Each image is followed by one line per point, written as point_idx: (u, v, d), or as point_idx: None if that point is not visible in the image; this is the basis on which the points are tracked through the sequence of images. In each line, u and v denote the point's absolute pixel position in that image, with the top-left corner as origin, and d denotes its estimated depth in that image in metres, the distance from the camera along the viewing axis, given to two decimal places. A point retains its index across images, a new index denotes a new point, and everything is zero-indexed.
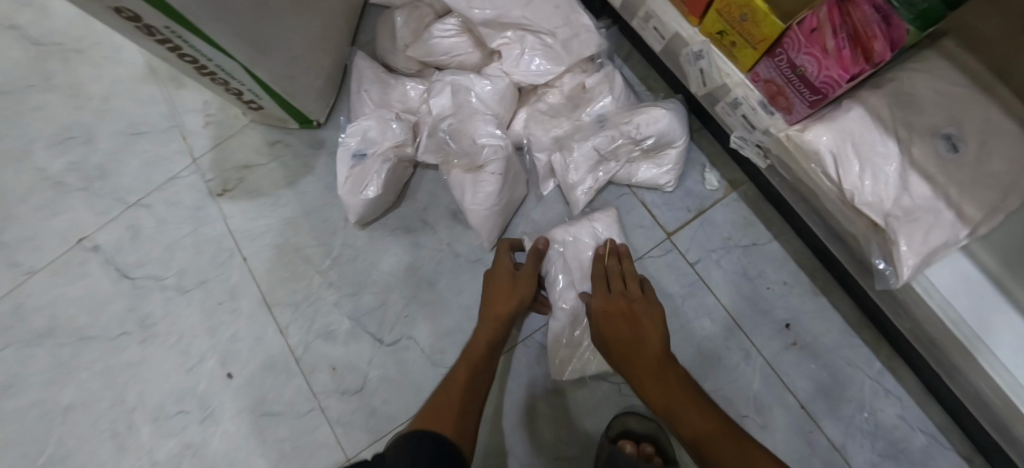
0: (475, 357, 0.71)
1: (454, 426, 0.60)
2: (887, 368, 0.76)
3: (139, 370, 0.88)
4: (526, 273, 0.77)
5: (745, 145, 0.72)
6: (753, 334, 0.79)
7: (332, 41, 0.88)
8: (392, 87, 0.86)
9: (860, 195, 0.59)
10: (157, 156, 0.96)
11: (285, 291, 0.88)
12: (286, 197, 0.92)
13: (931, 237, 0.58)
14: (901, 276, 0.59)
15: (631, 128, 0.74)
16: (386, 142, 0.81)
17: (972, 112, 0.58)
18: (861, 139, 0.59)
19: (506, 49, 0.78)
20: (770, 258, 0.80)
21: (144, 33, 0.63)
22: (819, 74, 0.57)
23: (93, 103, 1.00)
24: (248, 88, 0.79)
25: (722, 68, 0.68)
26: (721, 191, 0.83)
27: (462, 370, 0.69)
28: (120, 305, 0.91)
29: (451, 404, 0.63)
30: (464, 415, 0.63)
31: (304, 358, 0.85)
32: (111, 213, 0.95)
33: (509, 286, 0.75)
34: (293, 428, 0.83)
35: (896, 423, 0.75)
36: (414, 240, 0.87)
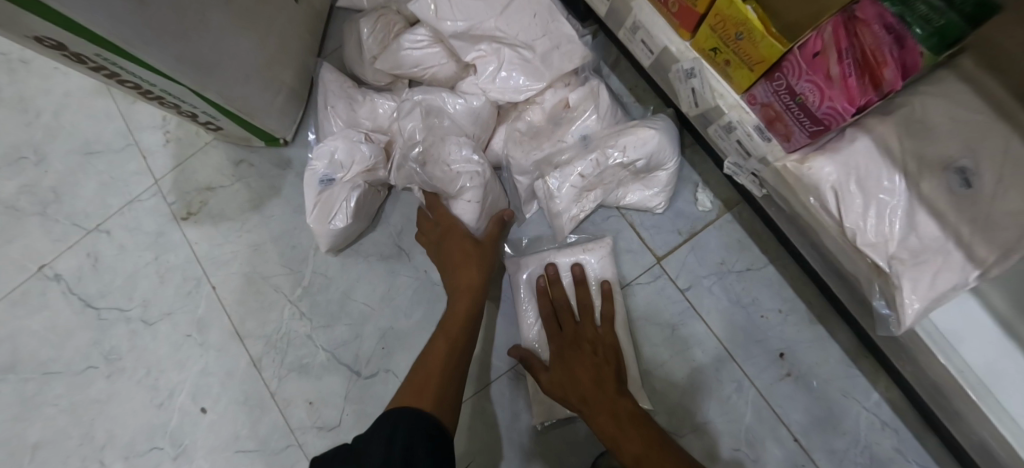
0: (454, 330, 0.67)
1: (434, 401, 0.57)
2: (884, 398, 0.73)
3: (108, 405, 0.84)
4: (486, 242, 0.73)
5: (740, 172, 0.66)
6: (746, 364, 0.75)
7: (293, 52, 0.81)
8: (359, 104, 0.79)
9: (863, 235, 0.55)
10: (114, 178, 0.90)
11: (255, 323, 0.83)
12: (252, 221, 0.86)
13: (938, 283, 0.54)
14: (903, 323, 0.54)
15: (618, 150, 0.69)
16: (356, 166, 0.75)
17: (993, 140, 0.50)
18: (866, 173, 0.55)
19: (481, 63, 0.71)
20: (765, 283, 0.76)
21: (73, 61, 0.56)
22: (822, 105, 0.51)
23: (44, 120, 0.94)
24: (201, 110, 0.72)
25: (715, 88, 0.62)
26: (715, 212, 0.78)
27: (439, 344, 0.66)
28: (83, 338, 0.86)
29: (430, 378, 0.61)
30: (443, 390, 0.60)
31: (278, 392, 0.81)
32: (70, 239, 0.89)
33: (471, 249, 0.72)
34: (269, 465, 0.80)
35: (893, 456, 0.72)
36: (389, 266, 0.82)
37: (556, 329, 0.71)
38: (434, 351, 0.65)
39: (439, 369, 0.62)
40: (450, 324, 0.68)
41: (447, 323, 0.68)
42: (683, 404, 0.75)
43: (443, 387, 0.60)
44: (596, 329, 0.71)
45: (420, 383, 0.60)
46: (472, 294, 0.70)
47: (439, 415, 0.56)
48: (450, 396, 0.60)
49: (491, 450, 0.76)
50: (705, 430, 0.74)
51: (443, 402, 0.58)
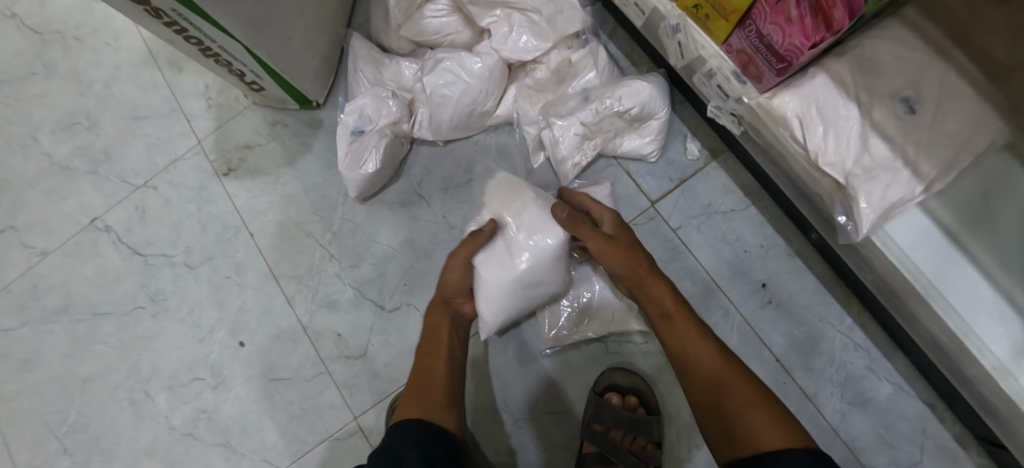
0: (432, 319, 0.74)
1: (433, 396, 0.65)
2: (856, 323, 0.82)
3: (153, 342, 0.93)
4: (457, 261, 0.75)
5: (721, 114, 0.76)
6: (732, 294, 0.84)
7: (327, 22, 0.91)
8: (385, 66, 0.89)
9: (824, 155, 0.63)
10: (161, 139, 1.00)
11: (289, 265, 0.92)
12: (287, 175, 0.95)
13: (889, 192, 0.63)
14: (861, 230, 0.64)
15: (614, 100, 0.78)
16: (382, 119, 0.84)
17: (930, 76, 0.62)
18: (825, 104, 0.63)
19: (495, 27, 0.82)
20: (749, 222, 0.85)
21: (151, 16, 0.66)
22: (784, 42, 0.61)
23: (95, 90, 1.03)
24: (249, 69, 0.82)
25: (698, 40, 0.72)
26: (702, 161, 0.87)
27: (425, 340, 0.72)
28: (131, 282, 0.95)
29: (414, 384, 0.67)
30: (429, 388, 0.66)
31: (310, 326, 0.90)
32: (119, 194, 0.98)
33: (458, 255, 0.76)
34: (301, 392, 0.88)
35: (864, 374, 0.81)
36: (410, 213, 0.92)
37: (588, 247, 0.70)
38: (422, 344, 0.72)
39: (425, 376, 0.68)
40: (429, 315, 0.75)
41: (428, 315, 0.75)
42: None
43: (428, 387, 0.66)
44: (631, 240, 0.71)
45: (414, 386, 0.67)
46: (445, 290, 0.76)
47: (434, 417, 0.63)
48: (436, 391, 0.66)
49: (499, 372, 0.85)
50: None
51: (431, 403, 0.64)
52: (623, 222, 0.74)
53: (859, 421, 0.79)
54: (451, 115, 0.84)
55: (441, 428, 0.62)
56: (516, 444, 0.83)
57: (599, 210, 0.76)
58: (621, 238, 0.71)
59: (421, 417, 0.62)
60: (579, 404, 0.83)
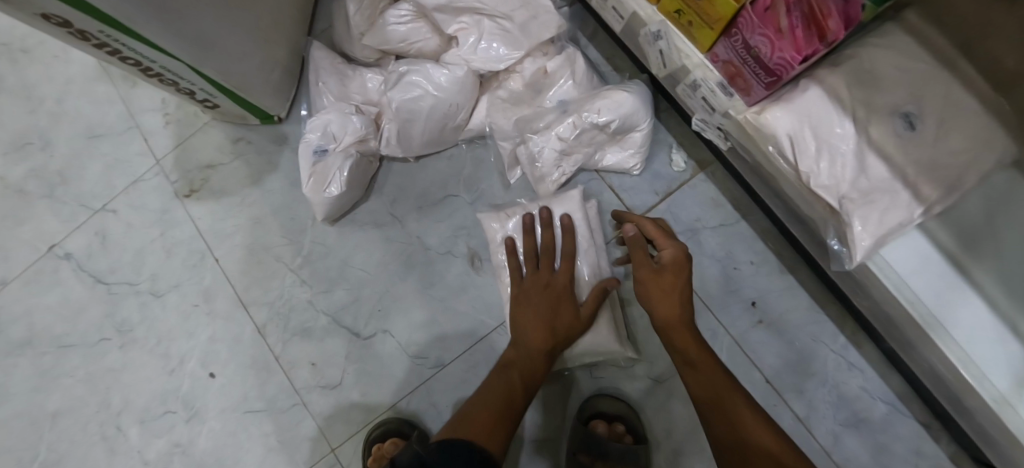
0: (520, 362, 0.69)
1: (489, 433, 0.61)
2: (850, 342, 0.78)
3: (122, 375, 0.89)
4: (562, 270, 0.74)
5: (707, 128, 0.71)
6: (721, 313, 0.80)
7: (285, 31, 0.85)
8: (349, 78, 0.83)
9: (816, 178, 0.59)
10: (118, 159, 0.94)
11: (259, 291, 0.88)
12: (252, 196, 0.90)
13: (887, 218, 0.58)
14: (855, 258, 0.59)
15: (594, 113, 0.72)
16: (347, 137, 0.78)
17: (934, 90, 0.56)
18: (817, 121, 0.58)
19: (462, 35, 0.75)
20: (739, 238, 0.81)
21: (78, 38, 0.59)
22: (773, 56, 0.54)
23: (46, 107, 0.97)
24: (199, 87, 0.76)
25: (681, 49, 0.65)
26: (689, 172, 0.83)
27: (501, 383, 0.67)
28: (96, 311, 0.91)
29: (483, 411, 0.63)
30: (500, 423, 0.62)
31: (283, 355, 0.86)
32: (78, 219, 0.93)
33: (545, 284, 0.74)
34: (277, 423, 0.85)
35: (858, 394, 0.77)
36: (383, 234, 0.87)
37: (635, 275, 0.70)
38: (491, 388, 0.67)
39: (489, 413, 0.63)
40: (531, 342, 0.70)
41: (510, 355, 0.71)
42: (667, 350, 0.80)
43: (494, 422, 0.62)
44: (680, 284, 0.67)
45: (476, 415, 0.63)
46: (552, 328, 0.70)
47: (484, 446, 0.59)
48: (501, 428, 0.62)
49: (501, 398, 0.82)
50: None
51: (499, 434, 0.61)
52: (688, 258, 0.69)
53: (852, 443, 0.77)
54: (420, 131, 0.79)
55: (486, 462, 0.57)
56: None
57: (662, 241, 0.70)
58: (670, 279, 0.67)
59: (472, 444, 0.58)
60: (565, 432, 0.80)
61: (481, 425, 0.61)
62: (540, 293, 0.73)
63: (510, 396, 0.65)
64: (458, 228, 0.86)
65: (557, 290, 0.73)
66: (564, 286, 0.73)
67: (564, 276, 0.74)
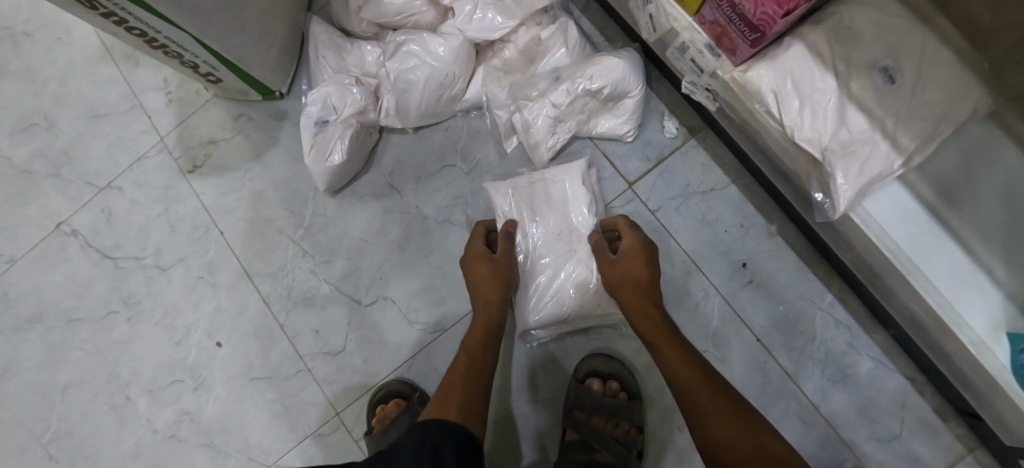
0: (474, 344, 0.71)
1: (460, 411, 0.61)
2: (837, 300, 0.81)
3: (130, 347, 0.91)
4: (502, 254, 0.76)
5: (696, 90, 0.73)
6: (712, 274, 0.82)
7: (283, 7, 0.87)
8: (347, 52, 0.85)
9: (800, 131, 0.61)
10: (122, 138, 0.96)
11: (262, 262, 0.90)
12: (254, 170, 0.93)
13: (867, 168, 0.60)
14: (838, 207, 0.61)
15: (586, 80, 0.74)
16: (347, 109, 0.81)
17: (910, 44, 0.58)
18: (801, 76, 0.60)
19: (459, 5, 0.78)
20: (728, 201, 0.83)
21: (87, 7, 0.61)
22: (757, 11, 0.57)
23: (50, 88, 0.99)
24: (202, 60, 0.78)
25: (670, 12, 0.68)
26: (680, 139, 0.85)
27: (461, 363, 0.69)
28: (102, 285, 0.93)
29: (455, 389, 0.65)
30: (470, 396, 0.64)
31: (287, 324, 0.88)
32: (83, 197, 0.95)
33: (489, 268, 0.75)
34: (282, 390, 0.87)
35: (845, 350, 0.80)
36: (383, 205, 0.89)
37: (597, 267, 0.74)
38: (456, 370, 0.68)
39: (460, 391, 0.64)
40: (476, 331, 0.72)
41: (467, 339, 0.72)
42: None
43: (469, 395, 0.64)
44: (640, 268, 0.69)
45: (448, 394, 0.64)
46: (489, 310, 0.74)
47: (467, 422, 0.61)
48: (475, 402, 0.64)
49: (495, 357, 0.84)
50: None
51: (467, 408, 0.62)
52: (645, 247, 0.72)
53: (840, 397, 0.79)
54: (417, 101, 0.81)
55: (473, 438, 0.60)
56: (510, 439, 0.83)
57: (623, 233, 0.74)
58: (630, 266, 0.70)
59: (457, 422, 0.60)
60: (563, 392, 0.83)
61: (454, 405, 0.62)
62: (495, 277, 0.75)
63: (476, 377, 0.67)
64: (455, 198, 0.88)
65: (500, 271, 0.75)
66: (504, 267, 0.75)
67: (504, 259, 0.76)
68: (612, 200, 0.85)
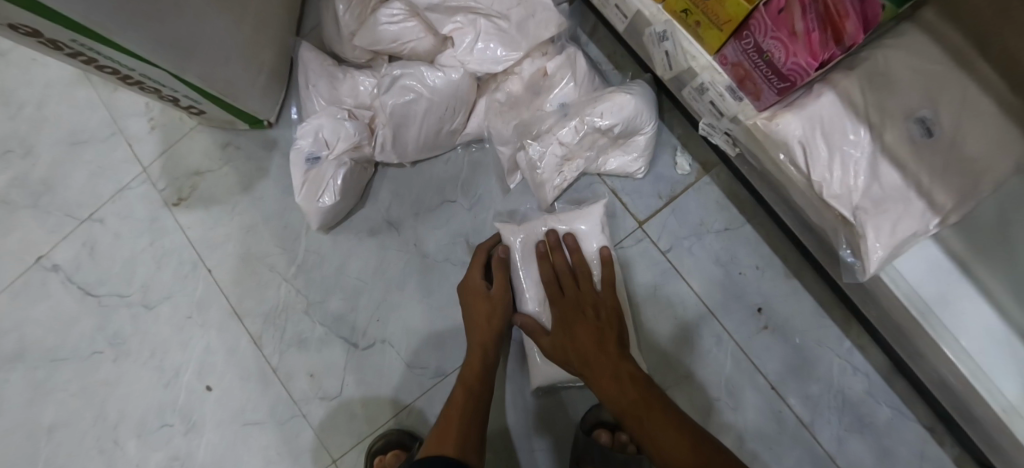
0: (470, 377, 0.70)
1: (455, 445, 0.62)
2: (856, 347, 0.77)
3: (117, 388, 0.88)
4: (498, 289, 0.74)
5: (715, 132, 0.68)
6: (726, 319, 0.79)
7: (271, 32, 0.81)
8: (340, 81, 0.79)
9: (829, 187, 0.57)
10: (103, 167, 0.91)
11: (253, 301, 0.86)
12: (243, 203, 0.88)
13: (900, 227, 0.56)
14: (868, 269, 0.57)
15: (596, 117, 0.69)
16: (340, 144, 0.76)
17: (948, 93, 0.53)
18: (831, 126, 0.56)
19: (458, 35, 0.72)
20: (743, 242, 0.79)
21: (50, 47, 0.56)
22: (787, 61, 0.52)
23: (26, 113, 0.93)
24: (183, 95, 0.73)
25: (688, 50, 0.62)
26: (693, 175, 0.80)
27: (456, 391, 0.69)
28: (86, 323, 0.89)
29: (451, 422, 0.65)
30: (466, 430, 0.65)
31: (280, 366, 0.84)
32: (64, 229, 0.91)
33: (484, 304, 0.73)
34: (276, 434, 0.84)
35: (864, 399, 0.76)
36: (380, 241, 0.85)
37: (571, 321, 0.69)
38: (452, 402, 0.68)
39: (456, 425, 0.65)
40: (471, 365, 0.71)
41: (463, 372, 0.71)
42: (666, 356, 0.79)
43: (465, 430, 0.65)
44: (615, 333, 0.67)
45: (442, 426, 0.65)
46: (483, 347, 0.72)
47: (464, 457, 0.62)
48: (472, 435, 0.65)
49: (499, 402, 0.81)
50: (688, 383, 0.78)
51: (464, 442, 0.63)
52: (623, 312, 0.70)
53: (858, 448, 0.76)
54: (417, 133, 0.76)
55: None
56: None
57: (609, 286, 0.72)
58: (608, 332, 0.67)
59: (455, 457, 0.61)
60: (568, 441, 0.79)
61: (450, 439, 0.63)
62: (490, 312, 0.73)
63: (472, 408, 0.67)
64: (455, 235, 0.84)
65: (496, 309, 0.73)
66: (501, 303, 0.74)
67: (499, 295, 0.74)
68: (621, 238, 0.81)
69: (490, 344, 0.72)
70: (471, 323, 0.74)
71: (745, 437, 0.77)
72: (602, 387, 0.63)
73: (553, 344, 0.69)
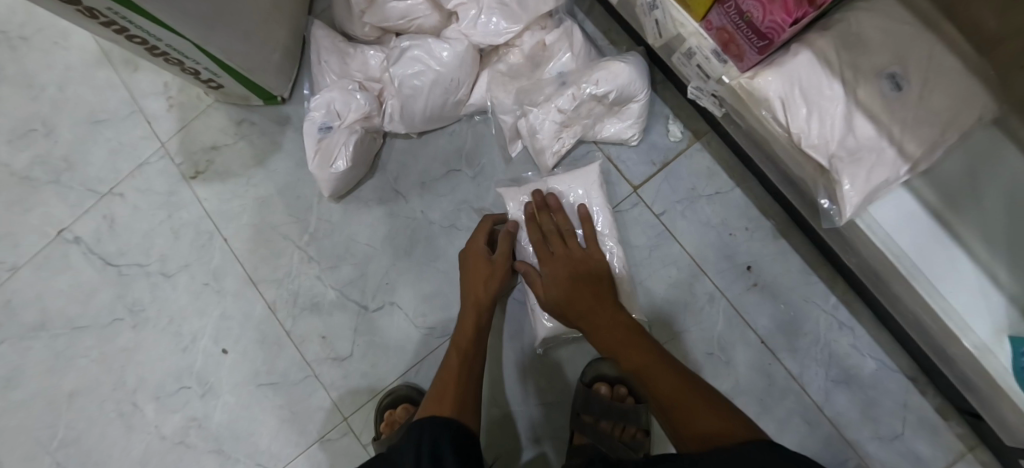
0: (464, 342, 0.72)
1: (453, 406, 0.62)
2: (841, 302, 0.81)
3: (136, 354, 0.91)
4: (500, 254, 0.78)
5: (703, 95, 0.73)
6: (717, 278, 0.83)
7: (285, 12, 0.86)
8: (350, 57, 0.84)
9: (807, 138, 0.61)
10: (123, 144, 0.95)
11: (268, 269, 0.90)
12: (257, 176, 0.92)
13: (873, 175, 0.60)
14: (844, 214, 0.61)
15: (592, 84, 0.74)
16: (351, 114, 0.80)
17: (916, 51, 0.59)
18: (807, 82, 0.60)
19: (463, 9, 0.77)
20: (733, 204, 0.84)
21: (87, 15, 0.60)
22: (765, 19, 0.57)
23: (48, 93, 0.98)
24: (204, 67, 0.77)
25: (676, 18, 0.67)
26: (685, 142, 0.85)
27: (451, 360, 0.70)
28: (106, 293, 0.93)
29: (448, 387, 0.66)
30: (462, 394, 0.65)
31: (293, 330, 0.88)
32: (85, 204, 0.95)
33: (484, 267, 0.77)
34: (290, 395, 0.87)
35: (849, 351, 0.81)
36: (388, 210, 0.89)
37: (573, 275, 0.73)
38: (448, 368, 0.69)
39: (449, 385, 0.66)
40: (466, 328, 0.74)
41: (457, 337, 0.73)
42: (661, 314, 0.83)
43: (462, 393, 0.65)
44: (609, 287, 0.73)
45: (438, 393, 0.65)
46: (478, 307, 0.75)
47: (462, 418, 0.61)
48: (468, 396, 0.65)
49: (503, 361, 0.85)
50: (682, 338, 0.82)
51: (461, 402, 0.63)
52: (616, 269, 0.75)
53: (843, 398, 0.80)
54: (422, 104, 0.80)
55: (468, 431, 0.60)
56: (516, 441, 0.83)
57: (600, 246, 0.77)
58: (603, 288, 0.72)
59: (453, 417, 0.61)
60: (569, 395, 0.84)
61: (448, 403, 0.63)
62: (491, 275, 0.77)
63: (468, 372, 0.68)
64: (460, 203, 0.88)
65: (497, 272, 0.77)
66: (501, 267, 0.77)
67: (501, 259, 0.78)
68: (617, 202, 0.85)
69: (485, 305, 0.75)
70: (469, 284, 0.77)
71: (736, 389, 0.81)
72: (599, 335, 0.67)
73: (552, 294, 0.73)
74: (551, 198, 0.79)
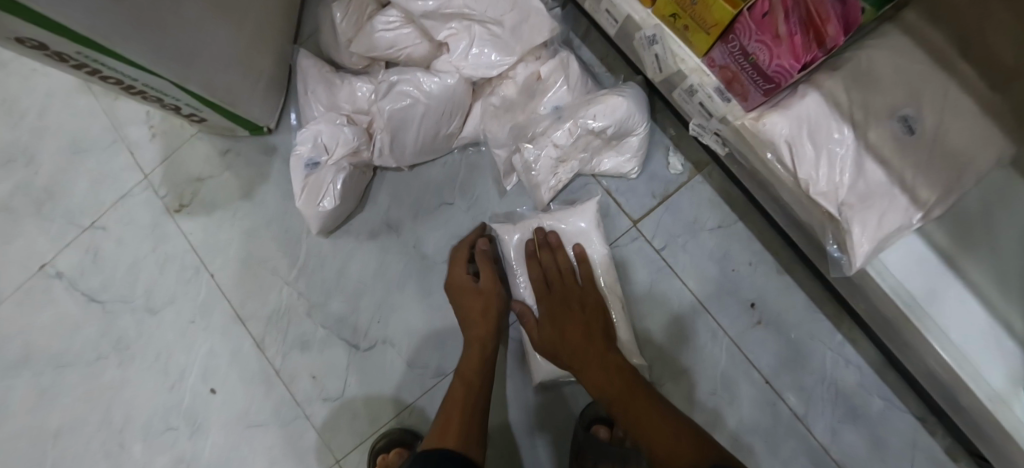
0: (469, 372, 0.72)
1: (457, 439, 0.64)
2: (847, 340, 0.79)
3: (123, 391, 0.89)
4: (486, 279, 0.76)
5: (705, 132, 0.70)
6: (720, 315, 0.80)
7: (270, 40, 0.83)
8: (338, 87, 0.80)
9: (814, 185, 0.58)
10: (106, 174, 0.92)
11: (256, 304, 0.87)
12: (244, 208, 0.89)
13: (885, 223, 0.57)
14: (854, 264, 0.58)
15: (589, 119, 0.71)
16: (339, 148, 0.77)
17: (929, 90, 0.55)
18: (816, 125, 0.58)
19: (453, 40, 0.73)
20: (735, 238, 0.81)
21: (55, 59, 0.57)
22: (771, 63, 0.53)
23: (28, 121, 0.95)
24: (184, 103, 0.74)
25: (676, 53, 0.64)
26: (686, 174, 0.82)
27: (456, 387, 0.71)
28: (91, 328, 0.90)
29: (452, 418, 0.67)
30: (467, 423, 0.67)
31: (283, 368, 0.86)
32: (67, 236, 0.92)
33: (473, 295, 0.76)
34: (280, 435, 0.85)
35: (856, 391, 0.78)
36: (380, 244, 0.86)
37: (558, 313, 0.71)
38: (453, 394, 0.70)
39: (453, 437, 0.64)
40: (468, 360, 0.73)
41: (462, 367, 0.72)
42: (661, 352, 0.81)
43: (466, 426, 0.66)
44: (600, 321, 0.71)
45: (442, 424, 0.67)
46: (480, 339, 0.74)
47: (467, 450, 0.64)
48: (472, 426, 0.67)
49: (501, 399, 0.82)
50: (683, 377, 0.80)
51: (466, 435, 0.65)
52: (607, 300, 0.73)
53: (850, 438, 0.78)
54: (414, 137, 0.77)
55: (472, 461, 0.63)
56: None
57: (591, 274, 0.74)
58: (592, 324, 0.70)
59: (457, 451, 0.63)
60: (568, 434, 0.81)
61: (454, 435, 0.65)
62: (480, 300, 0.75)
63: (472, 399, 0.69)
64: (454, 236, 0.85)
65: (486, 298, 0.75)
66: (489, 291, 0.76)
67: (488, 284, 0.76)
68: (616, 237, 0.82)
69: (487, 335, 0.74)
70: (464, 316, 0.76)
71: (739, 430, 0.79)
72: (587, 374, 0.65)
73: (542, 336, 0.71)
74: (551, 236, 0.76)
